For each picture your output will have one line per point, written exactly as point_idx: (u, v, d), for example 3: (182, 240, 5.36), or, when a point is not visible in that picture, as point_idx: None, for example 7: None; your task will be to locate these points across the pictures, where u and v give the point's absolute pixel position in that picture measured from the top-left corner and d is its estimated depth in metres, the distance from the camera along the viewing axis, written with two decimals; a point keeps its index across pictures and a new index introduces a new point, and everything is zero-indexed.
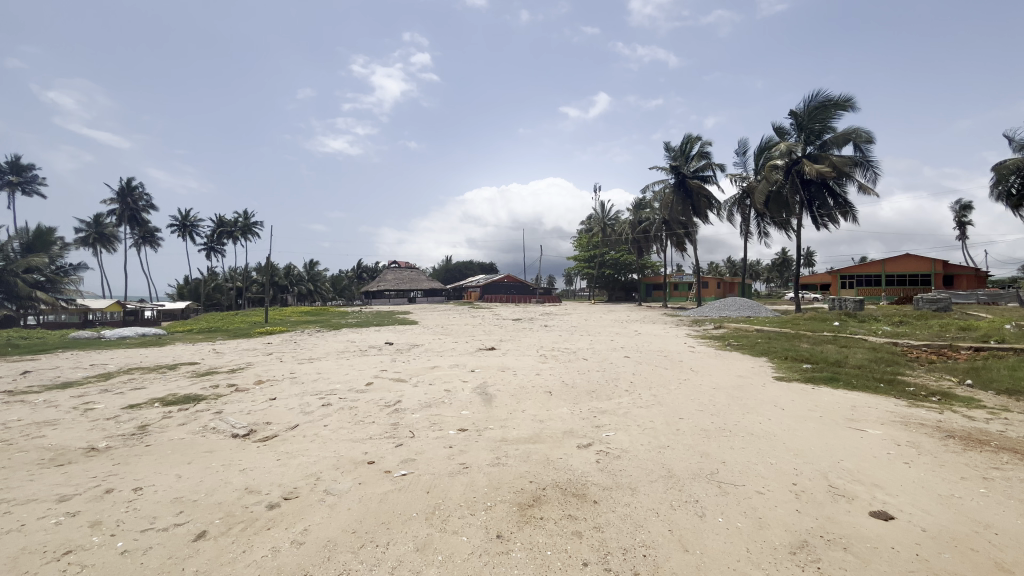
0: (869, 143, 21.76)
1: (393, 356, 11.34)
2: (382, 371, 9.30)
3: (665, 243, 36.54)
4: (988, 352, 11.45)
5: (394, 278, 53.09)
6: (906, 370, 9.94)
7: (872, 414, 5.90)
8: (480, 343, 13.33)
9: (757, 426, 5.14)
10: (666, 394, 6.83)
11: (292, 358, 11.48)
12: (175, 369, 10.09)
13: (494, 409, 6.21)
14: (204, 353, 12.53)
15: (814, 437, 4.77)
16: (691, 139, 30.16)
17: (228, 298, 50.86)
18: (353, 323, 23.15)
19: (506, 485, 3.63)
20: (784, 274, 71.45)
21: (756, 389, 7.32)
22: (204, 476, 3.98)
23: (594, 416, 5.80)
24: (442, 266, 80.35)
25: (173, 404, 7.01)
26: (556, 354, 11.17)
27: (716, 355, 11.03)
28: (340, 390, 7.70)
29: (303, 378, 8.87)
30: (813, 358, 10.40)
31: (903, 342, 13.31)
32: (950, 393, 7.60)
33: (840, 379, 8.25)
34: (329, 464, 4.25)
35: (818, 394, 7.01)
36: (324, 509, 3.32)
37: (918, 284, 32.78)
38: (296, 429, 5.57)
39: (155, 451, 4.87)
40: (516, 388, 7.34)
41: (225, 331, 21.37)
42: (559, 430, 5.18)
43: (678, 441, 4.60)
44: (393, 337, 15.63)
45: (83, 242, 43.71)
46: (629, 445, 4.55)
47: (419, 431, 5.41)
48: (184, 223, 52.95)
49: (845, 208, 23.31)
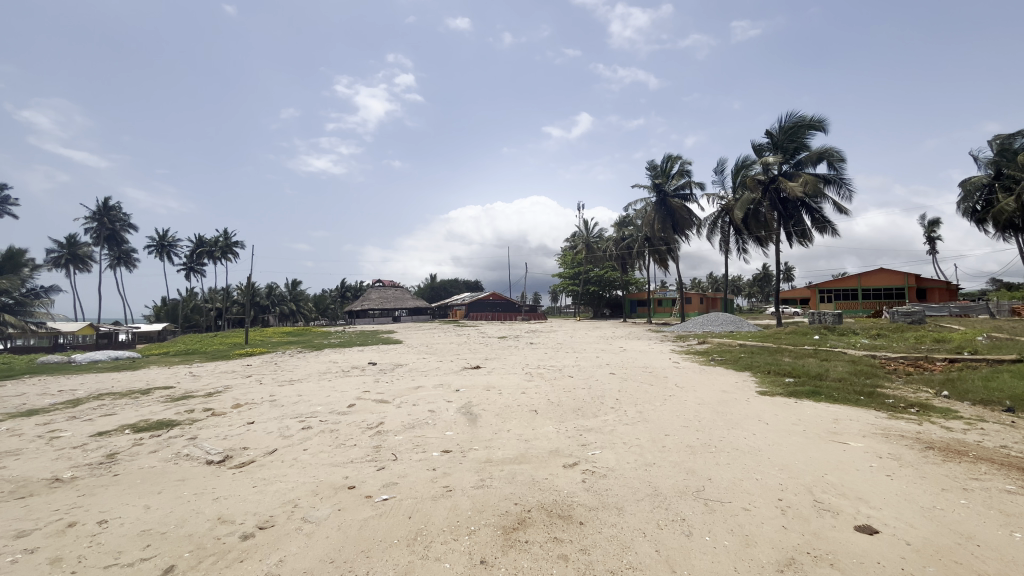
0: (841, 162, 22.56)
1: (376, 376, 11.15)
2: (365, 392, 9.11)
3: (648, 259, 37.04)
4: (962, 363, 11.76)
5: (379, 298, 52.67)
6: (885, 382, 10.13)
7: (853, 426, 5.97)
8: (465, 362, 13.24)
9: (741, 441, 5.15)
10: (652, 411, 6.82)
11: (272, 380, 11.17)
12: (148, 394, 9.71)
13: (478, 429, 6.13)
14: (180, 377, 12.16)
15: (798, 451, 4.80)
16: (672, 157, 30.88)
17: (206, 319, 49.81)
18: (336, 343, 22.86)
19: (490, 508, 3.54)
20: (764, 289, 73.51)
21: (741, 404, 7.34)
22: (174, 506, 3.80)
23: (579, 434, 5.75)
24: (427, 285, 79.82)
25: (146, 430, 6.76)
26: (541, 371, 11.11)
27: (700, 370, 11.10)
28: (321, 412, 7.51)
29: (283, 401, 8.62)
30: (795, 372, 10.52)
31: (881, 354, 13.63)
32: (928, 404, 7.74)
33: (822, 392, 8.32)
34: (308, 490, 4.11)
35: (801, 407, 7.07)
36: (300, 538, 3.19)
37: (893, 297, 33.70)
38: (274, 454, 5.41)
39: (125, 481, 4.67)
40: (502, 407, 7.26)
41: (203, 353, 20.90)
42: (544, 450, 5.11)
43: (665, 458, 4.57)
44: (375, 357, 15.40)
45: (55, 263, 42.56)
46: (616, 463, 4.51)
47: (402, 453, 5.31)
48: (162, 243, 51.99)
49: (821, 223, 24.16)
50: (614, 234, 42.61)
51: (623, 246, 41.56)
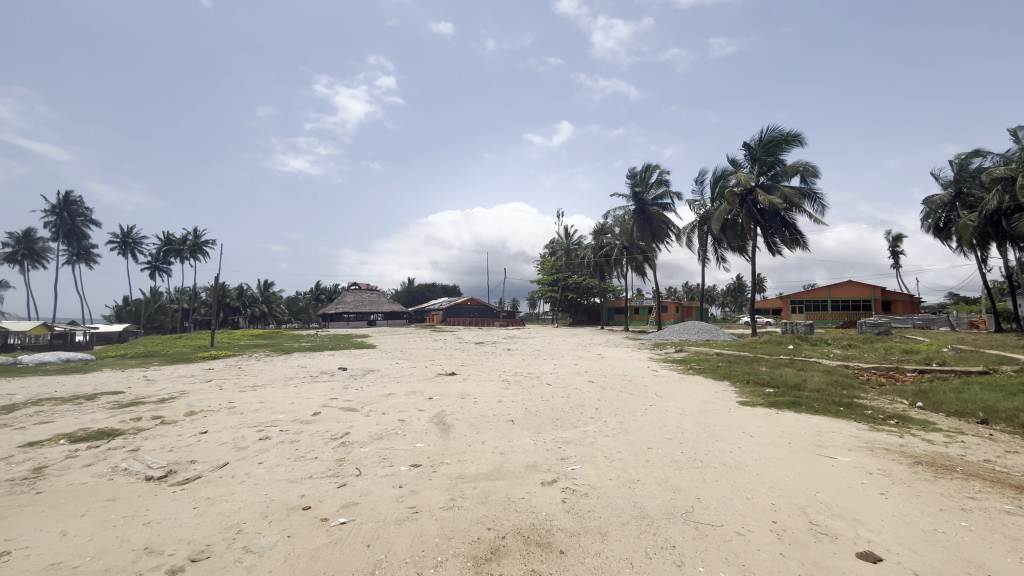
0: (815, 176, 23.15)
1: (345, 382, 10.58)
2: (331, 399, 8.57)
3: (626, 267, 37.23)
4: (932, 373, 11.98)
5: (354, 301, 51.50)
6: (861, 392, 10.13)
7: (837, 439, 5.81)
8: (440, 367, 12.81)
9: (729, 455, 4.90)
10: (633, 422, 6.56)
11: (234, 386, 10.49)
12: (94, 400, 8.96)
13: (451, 441, 5.77)
14: (131, 381, 11.33)
15: (786, 466, 4.60)
16: (650, 167, 31.14)
17: (172, 321, 47.95)
18: (307, 347, 22.17)
19: (459, 534, 3.18)
20: (738, 299, 75.27)
21: (722, 415, 7.15)
22: (96, 532, 3.32)
23: (558, 446, 5.44)
24: (404, 288, 78.78)
25: (83, 441, 6.15)
26: (519, 379, 10.75)
27: (680, 379, 10.94)
28: (282, 421, 7.00)
29: (242, 408, 8.05)
30: (773, 382, 10.43)
31: (854, 365, 13.78)
32: (906, 416, 7.70)
33: (801, 403, 8.20)
34: (256, 511, 3.67)
35: (784, 419, 6.89)
36: (240, 573, 2.77)
37: (861, 309, 34.74)
38: (224, 469, 4.91)
39: (45, 499, 4.12)
40: (477, 416, 6.88)
41: (164, 355, 19.87)
42: (521, 464, 4.78)
43: (649, 475, 4.29)
44: (347, 362, 14.80)
45: (8, 258, 40.34)
46: (598, 480, 4.20)
47: (367, 467, 4.89)
48: (126, 240, 49.86)
49: (794, 236, 24.72)
50: (592, 242, 42.73)
51: (601, 254, 41.60)
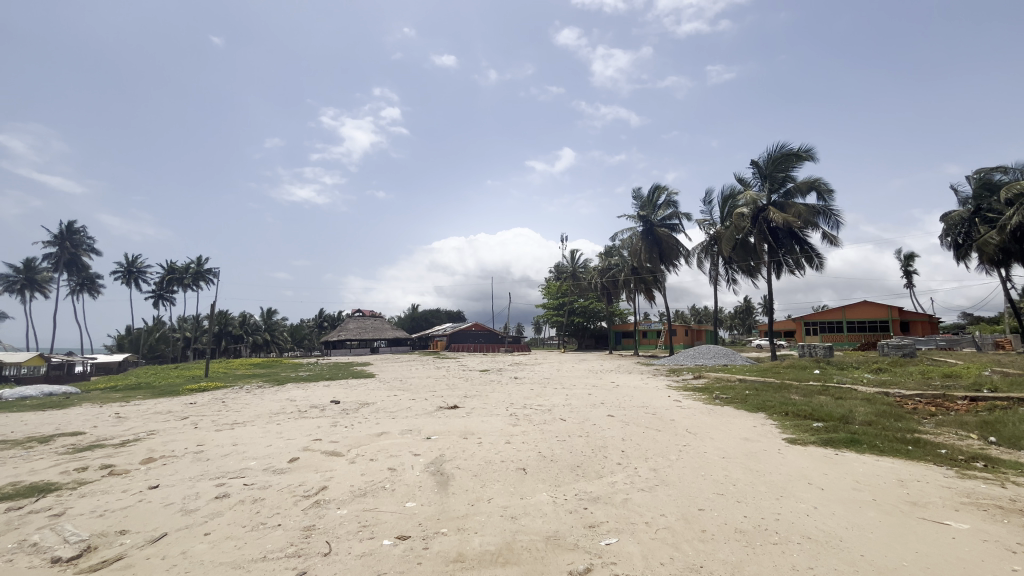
0: (830, 192, 22.27)
1: (334, 419, 9.41)
2: (314, 441, 7.44)
3: (635, 290, 36.04)
4: (987, 402, 10.72)
5: (357, 327, 50.36)
6: (918, 426, 8.85)
7: (930, 493, 4.63)
8: (441, 400, 11.60)
9: (810, 523, 3.74)
10: (669, 470, 5.42)
11: (210, 424, 9.33)
12: (46, 444, 7.84)
13: (450, 499, 4.64)
14: (98, 419, 10.14)
15: (895, 542, 3.42)
16: (658, 187, 30.47)
17: (173, 350, 47.12)
18: (304, 376, 21.00)
19: None
20: (747, 321, 73.83)
21: (774, 458, 5.96)
22: None
23: (584, 507, 4.32)
24: (407, 315, 77.68)
25: (4, 501, 5.07)
26: (529, 413, 9.56)
27: (709, 412, 9.67)
28: (252, 470, 5.91)
29: (210, 452, 6.94)
30: (817, 414, 9.14)
31: (895, 391, 12.47)
32: (991, 456, 6.43)
33: (861, 440, 6.95)
34: None
35: (850, 463, 5.72)
36: None
37: (878, 330, 33.32)
38: (157, 545, 3.82)
39: None
40: (481, 464, 5.73)
41: (152, 388, 18.70)
42: (538, 537, 3.67)
43: (716, 559, 3.16)
44: (340, 394, 13.57)
45: (8, 288, 39.83)
46: (646, 568, 3.09)
47: (340, 541, 3.77)
48: (130, 269, 49.49)
49: (810, 254, 23.78)
50: (599, 264, 41.72)
51: (608, 276, 40.52)
